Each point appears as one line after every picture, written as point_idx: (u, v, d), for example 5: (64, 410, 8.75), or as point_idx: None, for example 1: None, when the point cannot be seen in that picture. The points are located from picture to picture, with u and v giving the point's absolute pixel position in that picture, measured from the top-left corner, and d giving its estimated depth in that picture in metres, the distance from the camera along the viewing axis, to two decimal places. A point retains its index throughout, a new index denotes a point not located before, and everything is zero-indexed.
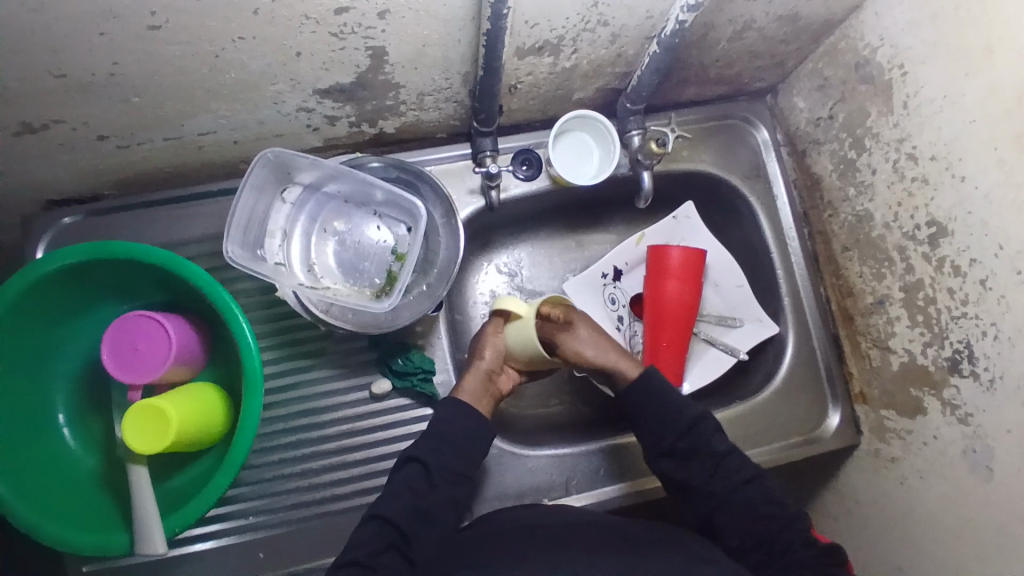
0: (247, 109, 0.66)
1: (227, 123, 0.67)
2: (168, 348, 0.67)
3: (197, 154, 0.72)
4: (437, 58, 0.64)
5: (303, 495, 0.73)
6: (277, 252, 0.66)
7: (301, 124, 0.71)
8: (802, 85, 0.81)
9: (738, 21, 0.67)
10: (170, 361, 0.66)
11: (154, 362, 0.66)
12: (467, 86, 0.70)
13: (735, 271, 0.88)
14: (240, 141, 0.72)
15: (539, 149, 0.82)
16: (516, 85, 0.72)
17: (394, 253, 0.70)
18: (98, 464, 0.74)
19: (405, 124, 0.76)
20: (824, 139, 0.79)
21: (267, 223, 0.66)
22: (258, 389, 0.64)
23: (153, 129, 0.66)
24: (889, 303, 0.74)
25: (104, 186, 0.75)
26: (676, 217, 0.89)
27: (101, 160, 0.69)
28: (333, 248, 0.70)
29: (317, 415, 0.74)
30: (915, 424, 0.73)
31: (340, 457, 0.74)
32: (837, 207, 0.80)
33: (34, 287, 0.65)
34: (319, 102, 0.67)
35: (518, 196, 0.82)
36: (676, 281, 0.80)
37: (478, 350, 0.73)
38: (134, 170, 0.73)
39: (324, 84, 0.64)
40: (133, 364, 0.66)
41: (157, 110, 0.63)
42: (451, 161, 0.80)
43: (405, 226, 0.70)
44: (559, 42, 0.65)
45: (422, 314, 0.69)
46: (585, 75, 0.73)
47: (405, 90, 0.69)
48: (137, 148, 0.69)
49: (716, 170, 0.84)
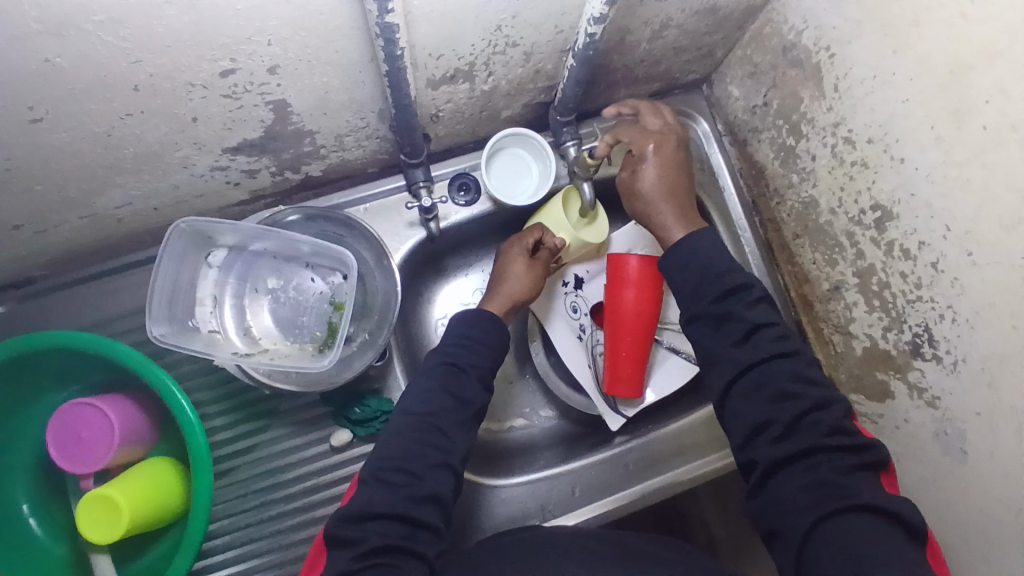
0: (157, 177, 0.63)
1: (141, 193, 0.65)
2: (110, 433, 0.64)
3: (119, 226, 0.70)
4: (345, 101, 0.61)
5: (275, 558, 0.70)
6: (210, 319, 0.64)
7: (220, 182, 0.68)
8: (734, 73, 0.78)
9: (654, 21, 0.64)
10: (93, 470, 0.65)
11: (100, 449, 0.64)
12: (385, 121, 0.68)
13: None
14: (160, 208, 0.69)
15: (476, 171, 0.79)
16: (437, 114, 0.69)
17: (332, 303, 0.68)
18: (69, 549, 0.72)
19: (330, 166, 0.73)
20: (762, 127, 0.77)
21: (194, 292, 0.64)
22: (207, 463, 0.63)
23: (66, 211, 0.63)
24: (845, 289, 0.73)
25: (31, 271, 0.72)
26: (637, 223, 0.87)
27: (18, 247, 0.66)
28: (268, 306, 0.67)
29: (278, 475, 0.72)
30: (885, 408, 0.71)
31: (308, 513, 0.72)
32: (784, 195, 0.77)
33: None
34: (231, 160, 0.65)
35: (460, 222, 0.79)
36: (634, 290, 0.78)
37: (505, 268, 0.75)
38: (57, 251, 0.70)
39: (231, 142, 0.61)
40: (68, 448, 0.64)
41: (64, 193, 0.60)
42: (385, 196, 0.77)
43: (340, 274, 0.68)
44: (471, 68, 0.62)
45: (368, 364, 0.67)
46: (507, 93, 0.70)
47: (320, 136, 0.66)
48: (54, 231, 0.66)
49: None
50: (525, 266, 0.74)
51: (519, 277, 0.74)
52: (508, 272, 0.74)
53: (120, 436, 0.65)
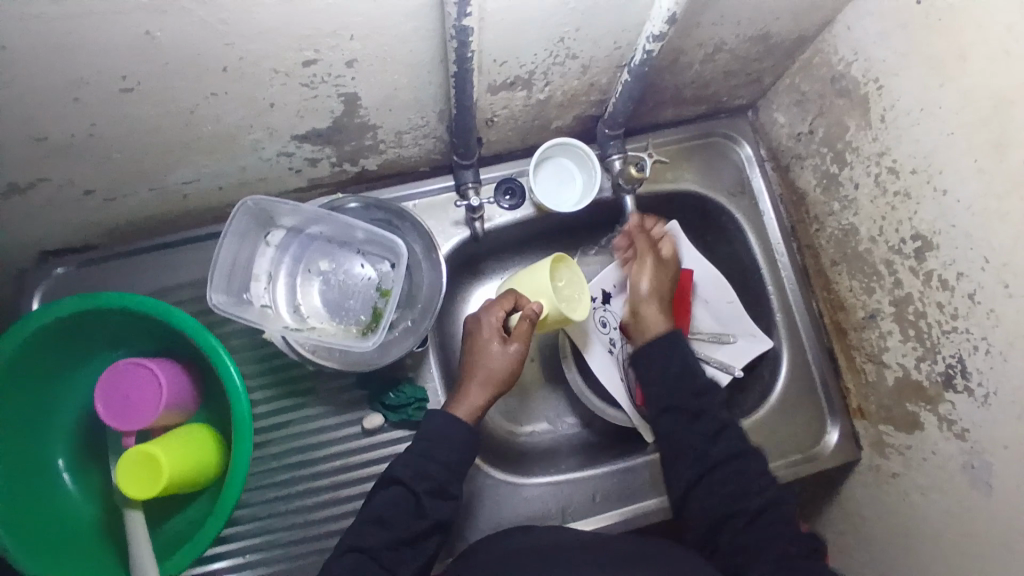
0: (226, 158, 0.67)
1: (209, 171, 0.69)
2: (145, 372, 0.67)
3: (184, 202, 0.74)
4: (409, 100, 0.65)
5: (300, 532, 0.73)
6: (264, 295, 0.68)
7: (283, 168, 0.72)
8: (781, 100, 0.81)
9: (707, 44, 0.67)
10: (154, 420, 0.67)
11: (150, 385, 0.67)
12: (443, 122, 0.71)
13: (725, 287, 0.87)
14: (224, 187, 0.73)
15: (522, 177, 0.82)
16: (492, 118, 0.72)
17: (378, 289, 0.71)
18: (99, 509, 0.73)
19: (385, 161, 0.77)
20: (806, 154, 0.79)
21: (251, 268, 0.67)
22: (247, 430, 0.65)
23: (138, 181, 0.67)
24: (880, 317, 0.73)
25: (97, 237, 0.76)
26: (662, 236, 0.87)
27: (90, 213, 0.71)
28: (318, 288, 0.71)
29: (310, 452, 0.75)
30: (913, 439, 0.71)
31: (335, 492, 0.74)
32: (824, 222, 0.79)
33: (28, 342, 0.66)
34: (298, 147, 0.69)
35: (503, 224, 0.81)
36: (663, 302, 0.80)
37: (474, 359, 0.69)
38: (124, 220, 0.74)
39: (300, 130, 0.65)
40: (116, 410, 0.66)
41: (140, 164, 0.64)
42: (434, 195, 0.80)
43: (388, 262, 0.71)
44: (530, 76, 0.66)
45: (408, 350, 0.70)
46: (560, 104, 0.73)
47: (382, 131, 0.70)
48: (125, 200, 0.70)
49: (701, 188, 0.84)
50: (493, 353, 0.68)
51: (489, 368, 0.68)
52: (477, 364, 0.69)
53: (161, 372, 0.68)
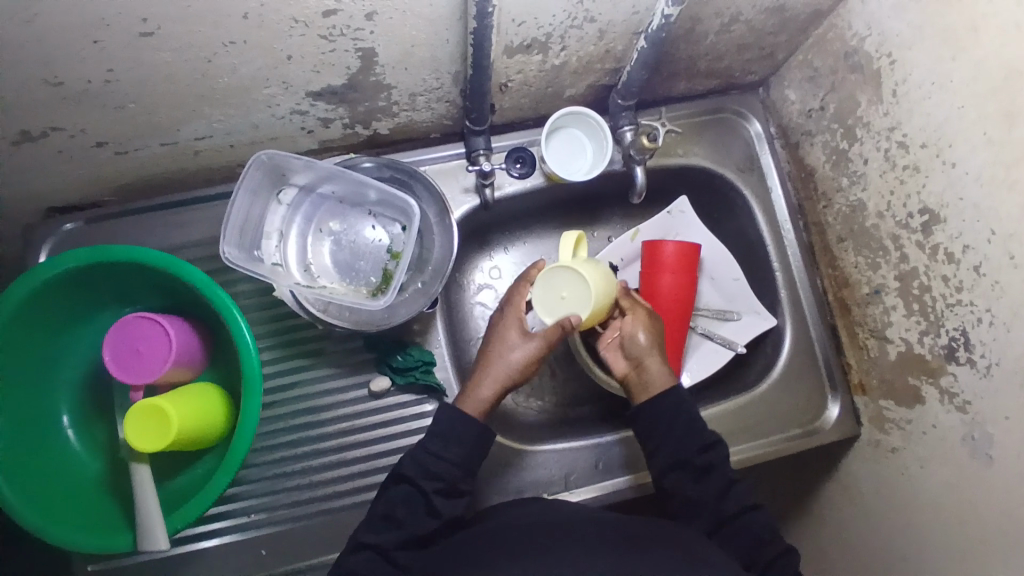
0: (240, 113, 0.67)
1: (222, 127, 0.69)
2: (125, 328, 0.66)
3: (195, 159, 0.74)
4: (426, 59, 0.65)
5: (305, 492, 0.73)
6: (274, 253, 0.68)
7: (296, 127, 0.72)
8: (792, 77, 0.81)
9: (724, 13, 0.67)
10: (173, 332, 0.67)
11: (140, 327, 0.66)
12: (458, 84, 0.71)
13: (731, 264, 0.87)
14: (236, 145, 0.73)
15: (533, 146, 0.81)
16: (506, 83, 0.71)
17: (389, 251, 0.71)
18: (102, 466, 0.73)
19: (398, 125, 0.76)
20: (816, 130, 0.79)
21: (263, 225, 0.67)
22: (256, 387, 0.64)
23: (151, 135, 0.67)
24: (885, 292, 0.74)
25: (106, 192, 0.76)
26: (670, 212, 0.87)
27: (99, 167, 0.70)
28: (329, 248, 0.71)
29: (317, 414, 0.75)
30: (914, 413, 0.72)
31: (340, 454, 0.74)
32: (831, 198, 0.80)
33: (35, 294, 0.65)
34: (311, 105, 0.68)
35: (512, 194, 0.81)
36: (670, 275, 0.78)
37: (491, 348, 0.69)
38: (134, 176, 0.74)
39: (316, 86, 0.65)
40: (145, 362, 0.66)
41: (153, 116, 0.64)
42: (444, 161, 0.80)
43: (399, 224, 0.72)
44: (547, 39, 0.65)
45: (418, 312, 0.71)
46: (575, 72, 0.73)
47: (396, 91, 0.69)
48: (135, 154, 0.70)
49: (710, 163, 0.84)
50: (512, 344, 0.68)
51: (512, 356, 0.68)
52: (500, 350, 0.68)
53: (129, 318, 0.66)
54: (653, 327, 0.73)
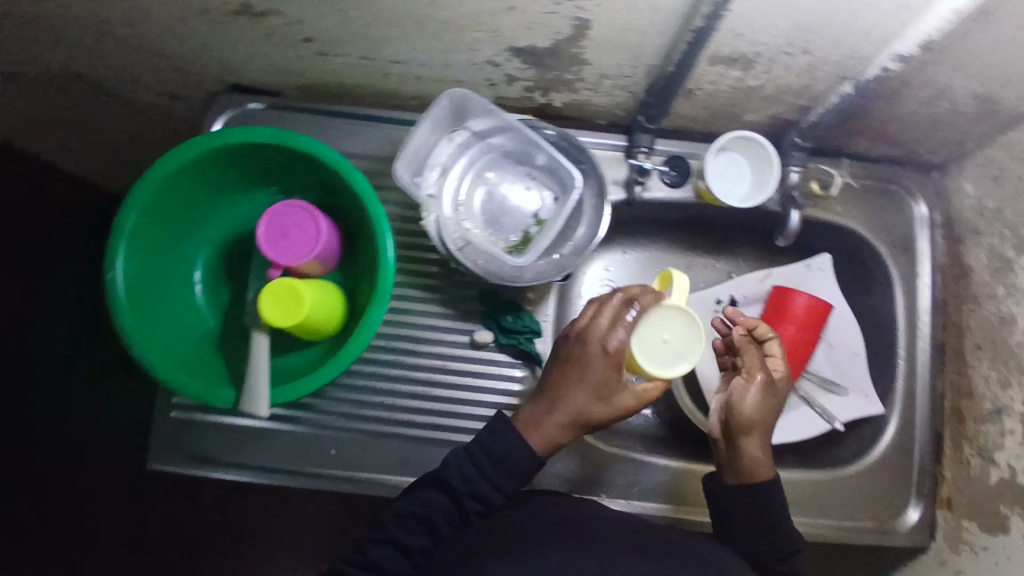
0: (442, 48, 0.70)
1: (420, 56, 0.72)
2: (290, 212, 0.71)
3: (382, 79, 0.77)
4: (632, 45, 0.66)
5: (384, 412, 0.76)
6: (433, 184, 0.71)
7: (482, 76, 0.75)
8: (975, 169, 0.78)
9: (930, 86, 0.66)
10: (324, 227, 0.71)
11: (302, 216, 0.71)
12: (648, 80, 0.72)
13: (855, 338, 0.84)
14: (423, 77, 0.76)
15: (692, 159, 0.80)
16: (694, 90, 0.72)
17: (534, 216, 0.73)
18: (215, 328, 0.77)
19: (573, 101, 0.78)
20: (985, 230, 0.76)
21: (430, 157, 0.71)
22: (384, 299, 0.68)
23: (356, 46, 0.71)
24: (1006, 415, 0.72)
25: (292, 86, 0.81)
26: (808, 265, 0.85)
27: (299, 61, 0.75)
28: (481, 195, 0.74)
29: (417, 344, 0.77)
30: (994, 542, 0.71)
31: (426, 388, 0.76)
32: (982, 302, 0.77)
33: (212, 153, 0.70)
34: (507, 59, 0.71)
35: (658, 199, 0.80)
36: (794, 327, 0.77)
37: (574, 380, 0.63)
38: (322, 79, 0.78)
39: (521, 43, 0.68)
40: (296, 248, 0.70)
41: (367, 29, 0.68)
42: (602, 148, 0.81)
43: (552, 194, 0.73)
44: (755, 58, 0.65)
45: (546, 280, 0.69)
46: (765, 98, 0.73)
47: (589, 68, 0.71)
48: (333, 59, 0.74)
49: (863, 230, 0.82)
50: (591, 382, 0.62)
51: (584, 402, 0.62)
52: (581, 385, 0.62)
53: (294, 205, 0.70)
54: (764, 401, 0.65)
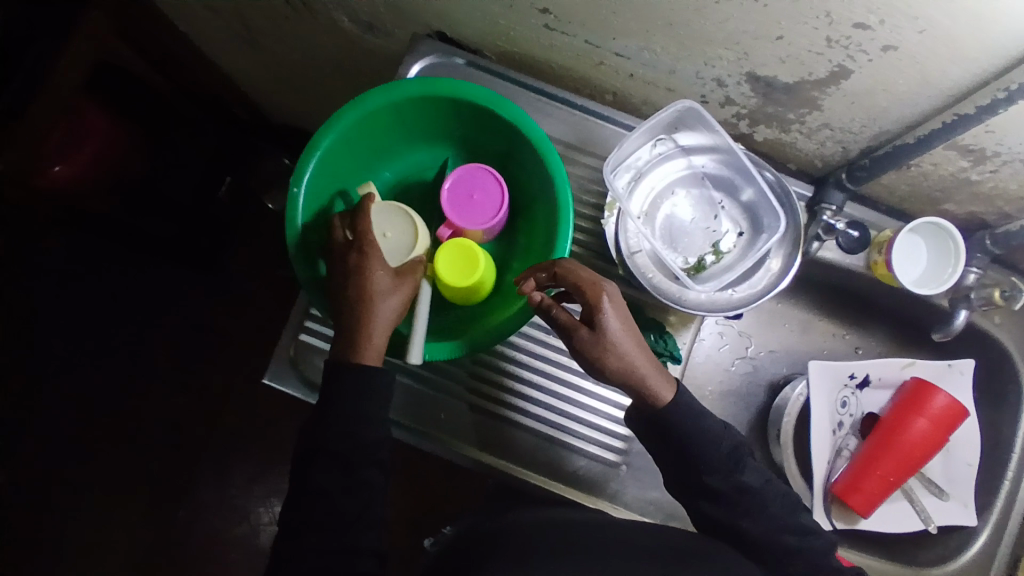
0: (676, 56, 0.67)
1: (647, 57, 0.69)
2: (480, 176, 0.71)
3: (591, 66, 0.75)
4: (877, 106, 0.63)
5: (502, 393, 0.76)
6: (625, 187, 0.70)
7: (698, 92, 0.72)
8: None
9: None
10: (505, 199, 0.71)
11: (489, 182, 0.71)
12: (871, 141, 0.69)
13: (974, 449, 0.82)
14: (635, 76, 0.74)
15: (873, 228, 0.77)
16: (910, 166, 0.70)
17: (715, 245, 0.72)
18: None
19: (774, 140, 0.76)
20: None
21: (631, 158, 0.70)
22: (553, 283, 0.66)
23: (588, 30, 0.68)
24: None
25: (494, 48, 0.78)
26: (951, 366, 0.81)
27: (520, 28, 0.72)
28: (665, 210, 0.72)
29: (548, 335, 0.77)
30: None
31: (547, 381, 0.76)
32: None
33: (422, 97, 0.68)
34: (736, 83, 0.68)
35: (827, 260, 0.78)
36: (926, 423, 0.75)
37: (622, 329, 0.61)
38: (531, 50, 0.76)
39: (763, 71, 0.64)
40: (472, 209, 0.70)
41: (612, 20, 0.65)
42: None
43: (739, 229, 0.72)
44: (991, 155, 0.63)
45: (717, 313, 0.67)
46: (977, 193, 0.70)
47: (815, 114, 0.68)
48: (556, 35, 0.71)
49: (1011, 349, 0.79)
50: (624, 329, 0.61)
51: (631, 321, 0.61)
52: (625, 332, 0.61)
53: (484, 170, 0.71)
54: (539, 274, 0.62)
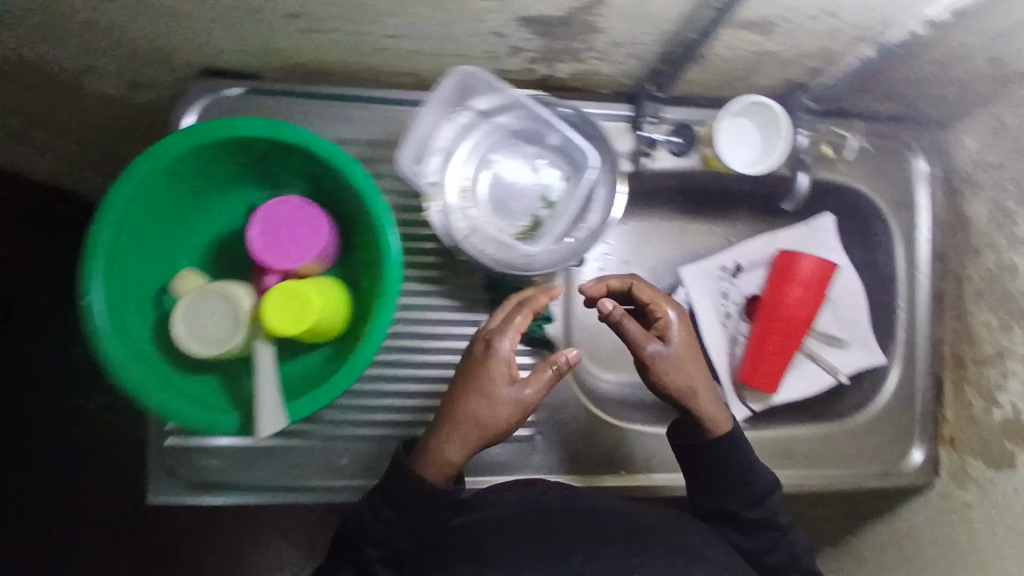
0: (444, 21, 0.63)
1: (418, 31, 0.65)
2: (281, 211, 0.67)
3: (371, 55, 0.71)
4: (652, 12, 0.61)
5: (397, 411, 0.76)
6: (437, 171, 0.66)
7: (484, 48, 0.68)
8: (978, 124, 0.78)
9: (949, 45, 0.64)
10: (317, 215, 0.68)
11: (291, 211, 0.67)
12: (664, 46, 0.68)
13: (856, 294, 0.84)
14: (417, 51, 0.70)
15: (700, 126, 0.78)
16: (711, 57, 0.68)
17: (544, 199, 0.70)
18: None
19: (579, 70, 0.73)
20: (988, 183, 0.78)
21: (433, 141, 0.66)
22: (391, 299, 0.64)
23: (347, 23, 0.63)
24: (1010, 358, 0.76)
25: (270, 67, 0.73)
26: (811, 225, 0.84)
27: (282, 40, 0.67)
28: (487, 180, 0.70)
29: (422, 341, 0.77)
30: (1000, 475, 0.76)
31: (437, 384, 0.76)
32: (982, 254, 0.79)
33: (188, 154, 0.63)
34: (514, 30, 0.65)
35: (663, 169, 0.78)
36: (800, 288, 0.79)
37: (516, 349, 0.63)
38: (306, 58, 0.71)
39: (530, 13, 0.61)
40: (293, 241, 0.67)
41: (363, 6, 0.60)
42: (611, 120, 0.77)
43: (562, 175, 0.71)
44: (776, 23, 0.61)
45: (562, 263, 0.67)
46: (781, 62, 0.70)
47: (602, 37, 0.66)
48: (321, 37, 0.66)
49: (869, 190, 0.82)
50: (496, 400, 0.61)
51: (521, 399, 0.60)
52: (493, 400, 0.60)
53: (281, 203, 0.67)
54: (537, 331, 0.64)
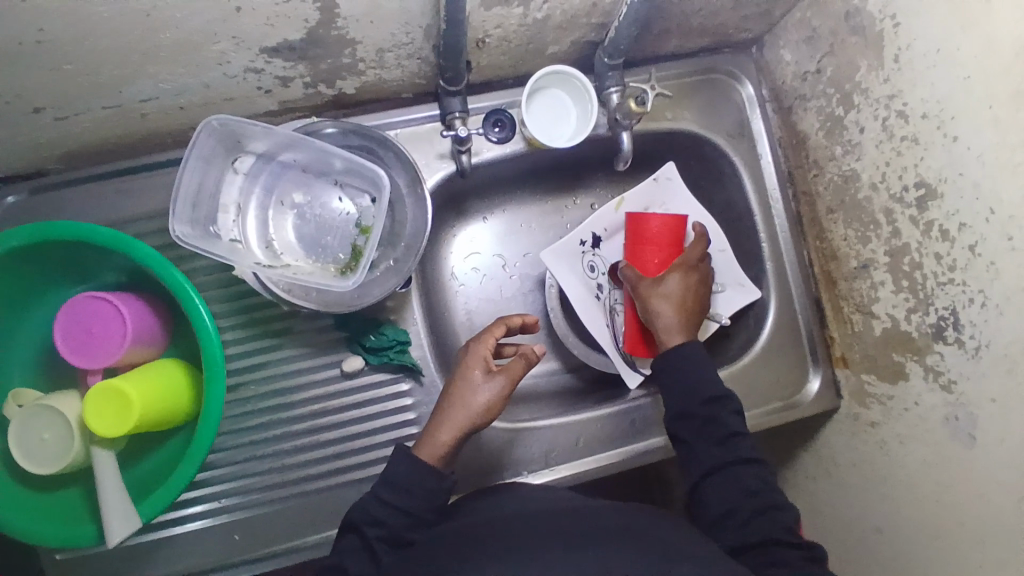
0: (190, 72, 0.60)
1: (171, 87, 0.62)
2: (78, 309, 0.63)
3: (142, 122, 0.67)
4: (395, 11, 0.58)
5: (278, 475, 0.71)
6: (233, 228, 0.63)
7: (252, 87, 0.65)
8: (789, 37, 0.76)
9: None
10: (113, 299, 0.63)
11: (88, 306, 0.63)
12: (432, 40, 0.65)
13: (718, 235, 0.85)
14: (187, 107, 0.66)
15: (513, 108, 0.75)
16: (484, 39, 0.65)
17: (357, 225, 0.68)
18: None
19: (366, 84, 0.70)
20: (811, 94, 0.76)
21: (218, 197, 0.62)
22: (219, 371, 0.60)
23: (92, 98, 0.60)
24: (873, 268, 0.72)
25: (48, 159, 0.69)
26: (657, 178, 0.84)
27: (38, 133, 0.63)
28: (292, 222, 0.67)
29: (287, 395, 0.72)
30: (896, 390, 0.72)
31: (313, 436, 0.72)
32: (825, 166, 0.76)
33: None
34: (268, 62, 0.61)
35: (491, 160, 0.76)
36: (654, 249, 0.80)
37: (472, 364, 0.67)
38: (77, 142, 0.67)
39: (272, 41, 0.58)
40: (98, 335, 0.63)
41: (94, 77, 0.57)
42: (418, 124, 0.74)
43: (368, 196, 0.68)
44: None
45: (391, 291, 0.66)
46: (558, 26, 0.67)
47: (363, 47, 0.63)
48: (76, 119, 0.62)
49: (699, 129, 0.80)
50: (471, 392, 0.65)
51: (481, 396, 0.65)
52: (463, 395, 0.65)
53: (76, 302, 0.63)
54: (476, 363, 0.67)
